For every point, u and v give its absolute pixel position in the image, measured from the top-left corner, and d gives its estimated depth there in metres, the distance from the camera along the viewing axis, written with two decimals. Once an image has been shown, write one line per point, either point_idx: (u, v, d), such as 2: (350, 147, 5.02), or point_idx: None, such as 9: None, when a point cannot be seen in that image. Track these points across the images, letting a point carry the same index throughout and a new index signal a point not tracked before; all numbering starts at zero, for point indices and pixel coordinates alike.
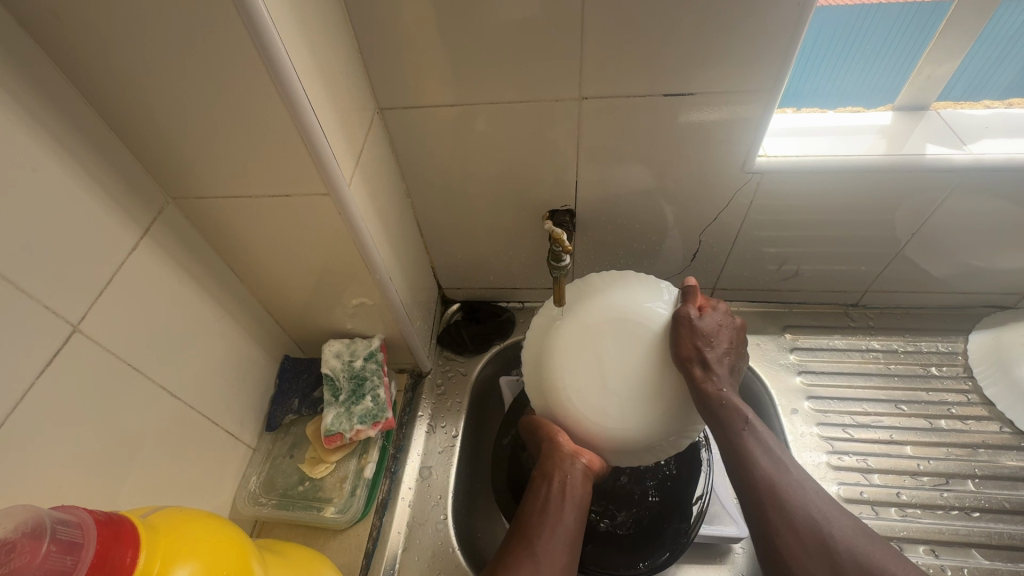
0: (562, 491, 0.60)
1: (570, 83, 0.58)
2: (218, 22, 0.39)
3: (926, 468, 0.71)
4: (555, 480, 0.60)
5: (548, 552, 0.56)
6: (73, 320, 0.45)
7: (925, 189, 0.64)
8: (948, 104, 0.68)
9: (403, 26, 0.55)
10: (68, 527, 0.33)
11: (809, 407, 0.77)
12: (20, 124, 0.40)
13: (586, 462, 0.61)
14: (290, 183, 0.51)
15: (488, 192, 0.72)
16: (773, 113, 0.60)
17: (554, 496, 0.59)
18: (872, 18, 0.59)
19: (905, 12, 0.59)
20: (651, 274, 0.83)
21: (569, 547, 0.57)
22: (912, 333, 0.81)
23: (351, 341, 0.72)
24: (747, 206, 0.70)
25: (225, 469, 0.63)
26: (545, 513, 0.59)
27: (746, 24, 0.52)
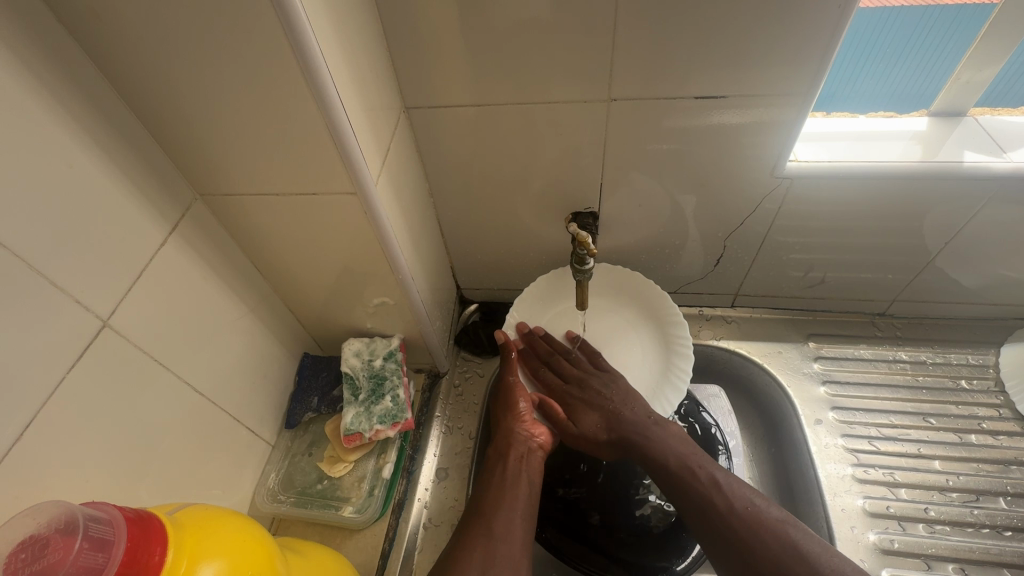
0: (519, 465, 0.66)
1: (599, 84, 0.57)
2: (252, 17, 0.39)
3: (955, 484, 0.69)
4: (513, 455, 0.67)
5: (508, 518, 0.60)
6: (103, 315, 0.45)
7: (960, 198, 0.63)
8: (985, 110, 0.66)
9: (432, 23, 0.54)
10: (100, 524, 0.34)
11: (834, 418, 0.75)
12: (55, 118, 0.40)
13: (541, 441, 0.70)
14: (317, 181, 0.51)
15: (512, 193, 0.71)
16: (806, 117, 0.58)
17: (513, 468, 0.65)
18: (895, 21, 0.57)
19: (927, 14, 0.57)
20: (672, 279, 0.82)
21: (527, 518, 0.62)
22: (940, 345, 0.79)
23: (370, 340, 0.71)
24: (775, 212, 0.68)
25: (244, 465, 0.64)
26: (503, 480, 0.64)
27: (782, 26, 0.50)
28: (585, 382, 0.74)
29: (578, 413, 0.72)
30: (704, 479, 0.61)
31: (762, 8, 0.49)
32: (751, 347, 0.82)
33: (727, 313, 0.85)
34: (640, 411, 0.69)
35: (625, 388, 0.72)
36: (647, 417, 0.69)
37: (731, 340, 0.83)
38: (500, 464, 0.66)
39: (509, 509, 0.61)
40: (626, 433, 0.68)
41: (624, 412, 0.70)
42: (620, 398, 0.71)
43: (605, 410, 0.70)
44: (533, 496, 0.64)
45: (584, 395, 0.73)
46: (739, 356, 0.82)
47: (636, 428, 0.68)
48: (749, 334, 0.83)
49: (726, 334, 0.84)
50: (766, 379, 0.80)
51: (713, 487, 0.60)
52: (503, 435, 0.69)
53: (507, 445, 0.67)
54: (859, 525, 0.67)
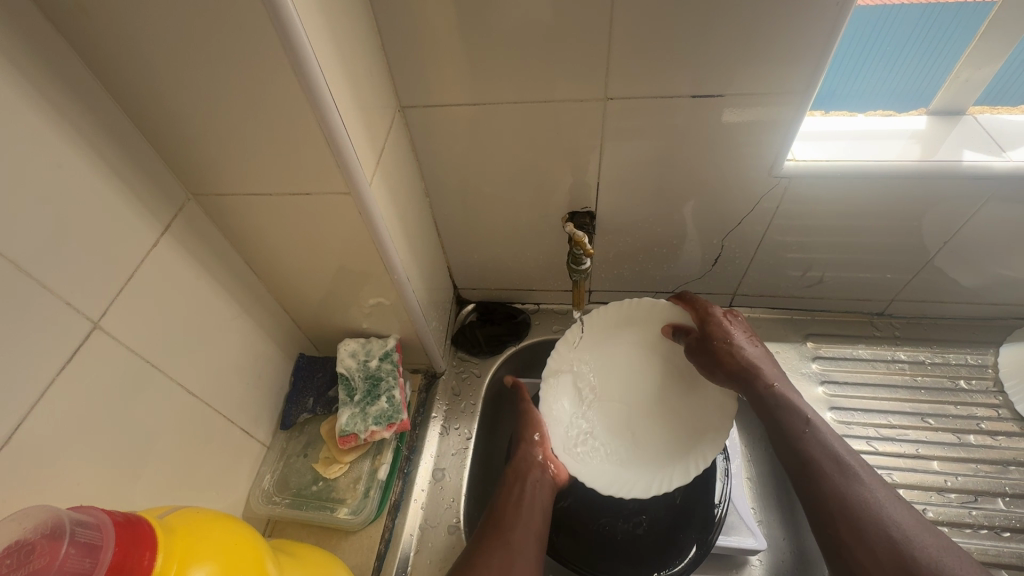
0: (534, 488, 0.64)
1: (596, 82, 0.57)
2: (243, 15, 0.38)
3: (954, 485, 0.69)
4: (528, 478, 0.65)
5: (522, 541, 0.58)
6: (93, 316, 0.44)
7: (959, 197, 0.62)
8: (984, 108, 0.66)
9: (427, 21, 0.54)
10: (86, 529, 0.33)
11: (832, 418, 0.75)
12: (44, 117, 0.39)
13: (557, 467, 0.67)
14: (310, 180, 0.50)
15: (508, 192, 0.71)
16: (805, 115, 0.58)
17: (527, 490, 0.64)
18: (892, 22, 0.57)
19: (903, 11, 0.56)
20: (669, 278, 0.82)
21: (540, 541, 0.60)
22: (939, 344, 0.79)
23: (366, 340, 0.71)
24: (773, 210, 0.68)
25: (239, 467, 0.63)
26: (518, 501, 0.62)
27: (781, 22, 0.50)
28: (722, 326, 0.64)
29: (703, 341, 0.64)
30: (837, 444, 0.54)
31: (760, 6, 0.49)
32: None
33: None
34: (758, 357, 0.62)
35: (758, 339, 0.65)
36: (775, 368, 0.62)
37: None
38: (514, 485, 0.64)
39: (521, 533, 0.59)
40: (734, 376, 0.61)
41: (751, 361, 0.61)
42: (754, 346, 0.63)
43: (732, 356, 0.62)
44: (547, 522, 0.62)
45: (717, 336, 0.63)
46: None
47: (751, 372, 0.60)
48: None
49: None
50: None
51: (843, 455, 0.53)
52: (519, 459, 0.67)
53: (523, 468, 0.66)
54: None
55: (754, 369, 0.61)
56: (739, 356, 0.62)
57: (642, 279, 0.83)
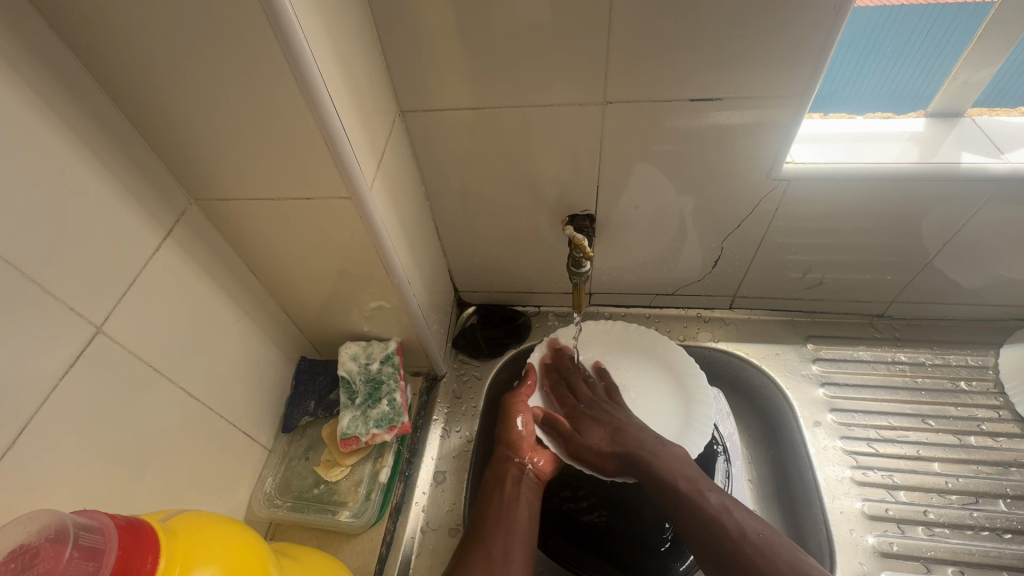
0: (517, 488, 0.66)
1: (595, 85, 0.57)
2: (244, 21, 0.38)
3: (955, 486, 0.69)
4: (509, 480, 0.67)
5: (506, 542, 0.61)
6: (96, 321, 0.45)
7: (957, 199, 0.63)
8: (983, 110, 0.66)
9: (427, 26, 0.54)
10: (90, 533, 0.33)
11: (832, 420, 0.75)
12: (46, 123, 0.39)
13: (537, 466, 0.69)
14: (311, 185, 0.51)
15: (507, 195, 0.71)
16: (803, 118, 0.58)
17: (510, 494, 0.65)
18: (893, 24, 0.57)
19: (897, 15, 0.57)
20: (670, 280, 0.82)
21: (527, 544, 0.62)
22: (939, 346, 0.79)
23: (367, 343, 0.71)
24: (772, 212, 0.68)
25: (241, 470, 0.63)
26: (501, 507, 0.64)
27: (777, 25, 0.50)
28: (596, 402, 0.73)
29: (583, 423, 0.71)
30: (712, 503, 0.60)
31: (757, 10, 0.49)
32: (750, 349, 0.82)
33: (725, 315, 0.85)
34: (642, 432, 0.68)
35: (630, 416, 0.71)
36: (654, 440, 0.67)
37: (729, 342, 0.83)
38: (497, 491, 0.66)
39: (507, 539, 0.61)
40: (630, 452, 0.66)
41: (632, 426, 0.69)
42: (631, 421, 0.70)
43: (614, 428, 0.69)
44: (531, 522, 0.64)
45: (591, 411, 0.72)
46: (738, 357, 0.82)
47: (643, 446, 0.66)
48: (747, 336, 0.83)
49: (724, 335, 0.83)
50: (764, 381, 0.80)
51: (722, 510, 0.59)
52: (500, 462, 0.69)
53: (503, 471, 0.68)
54: (858, 528, 0.67)
55: (648, 447, 0.66)
56: (621, 429, 0.69)
57: (642, 282, 0.83)
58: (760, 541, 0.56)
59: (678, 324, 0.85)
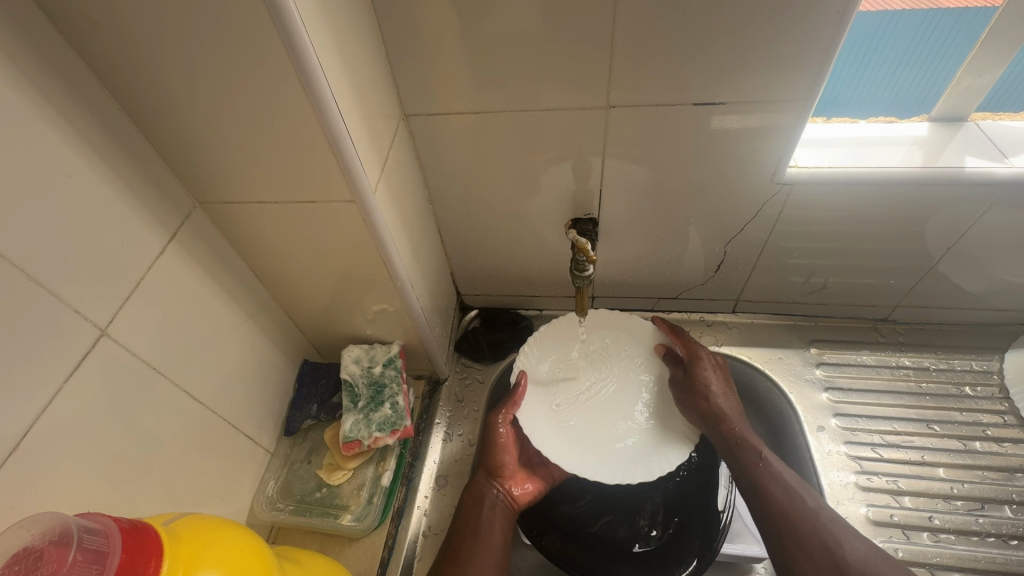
0: (492, 515, 0.65)
1: (598, 90, 0.57)
2: (250, 24, 0.39)
3: (960, 492, 0.68)
4: (486, 505, 0.66)
5: (479, 570, 0.59)
6: (101, 324, 0.45)
7: (962, 203, 0.62)
8: (986, 114, 0.66)
9: (431, 30, 0.54)
10: (94, 536, 0.33)
11: (836, 425, 0.74)
12: (52, 126, 0.40)
13: (513, 492, 0.68)
14: (316, 188, 0.51)
15: (510, 199, 0.71)
16: (807, 122, 0.58)
17: (486, 517, 0.65)
18: (892, 26, 0.58)
19: (901, 17, 0.57)
20: (673, 284, 0.82)
21: (499, 571, 0.61)
22: (943, 350, 0.78)
23: (370, 346, 0.71)
24: (776, 216, 0.68)
25: (243, 473, 0.63)
26: (478, 530, 0.63)
27: (780, 30, 0.50)
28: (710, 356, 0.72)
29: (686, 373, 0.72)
30: (791, 479, 0.60)
31: (761, 15, 0.49)
32: (753, 353, 0.81)
33: (728, 319, 0.85)
34: (727, 399, 0.68)
35: (734, 387, 0.71)
36: (740, 415, 0.68)
37: (732, 346, 0.82)
38: (473, 514, 0.65)
39: (482, 562, 0.60)
40: (708, 413, 0.67)
41: (716, 390, 0.69)
42: (728, 388, 0.70)
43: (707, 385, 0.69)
44: (504, 548, 0.63)
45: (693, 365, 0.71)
46: (741, 362, 0.81)
47: (721, 412, 0.67)
48: (749, 340, 0.82)
49: (727, 339, 0.83)
50: (767, 386, 0.80)
51: (800, 488, 0.59)
52: (477, 485, 0.67)
53: (481, 495, 0.67)
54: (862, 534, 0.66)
55: (720, 410, 0.67)
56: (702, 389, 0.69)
57: (645, 285, 0.83)
58: (837, 521, 0.56)
59: (681, 328, 0.85)
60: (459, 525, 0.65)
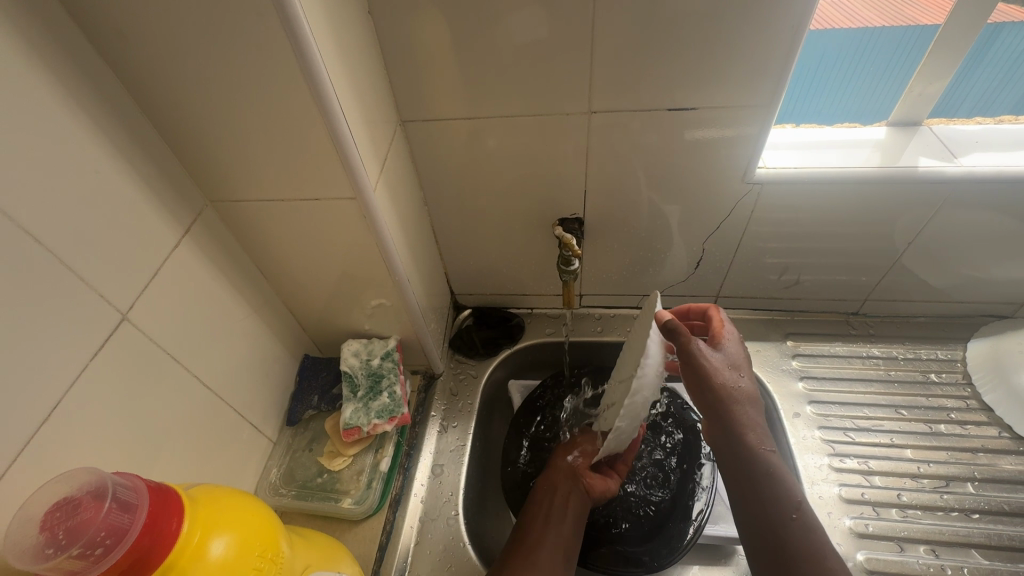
0: (565, 503, 0.67)
1: (581, 97, 0.62)
2: (263, 35, 0.43)
3: (926, 471, 0.72)
4: (561, 491, 0.68)
5: (550, 556, 0.62)
6: (121, 309, 0.48)
7: (920, 200, 0.68)
8: (940, 120, 0.72)
9: (426, 44, 0.59)
10: (126, 489, 0.36)
11: (811, 411, 0.79)
12: (82, 126, 0.44)
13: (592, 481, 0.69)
14: (320, 187, 0.55)
15: (500, 200, 0.75)
16: (772, 125, 0.63)
17: (559, 504, 0.67)
18: (853, 38, 0.65)
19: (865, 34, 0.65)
20: (657, 282, 0.86)
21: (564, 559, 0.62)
22: (911, 341, 0.83)
23: (368, 341, 0.75)
24: (749, 215, 0.73)
25: (247, 460, 0.66)
26: (549, 515, 0.66)
27: (743, 43, 0.56)
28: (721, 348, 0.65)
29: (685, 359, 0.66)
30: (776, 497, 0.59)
31: (728, 25, 0.54)
32: None
33: None
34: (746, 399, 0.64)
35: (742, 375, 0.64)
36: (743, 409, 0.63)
37: None
38: (550, 500, 0.67)
39: (549, 546, 0.63)
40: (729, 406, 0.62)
41: (744, 397, 0.63)
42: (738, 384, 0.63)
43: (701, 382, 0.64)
44: (573, 539, 0.65)
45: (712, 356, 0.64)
46: None
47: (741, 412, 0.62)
48: None
49: None
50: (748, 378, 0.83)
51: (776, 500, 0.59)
52: (555, 471, 0.70)
53: (558, 481, 0.69)
54: (835, 511, 0.70)
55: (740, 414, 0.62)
56: (714, 369, 0.62)
57: (630, 283, 0.87)
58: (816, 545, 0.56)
59: None
60: (535, 507, 0.67)
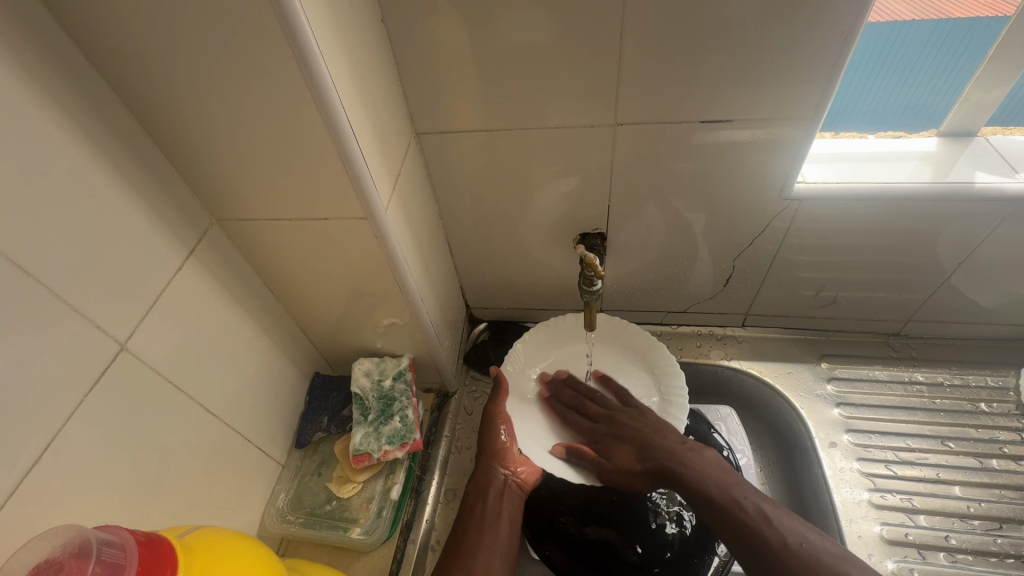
0: (498, 504, 0.67)
1: (606, 108, 0.58)
2: (267, 49, 0.40)
3: (977, 511, 0.67)
4: (492, 493, 0.67)
5: (485, 563, 0.61)
6: (121, 338, 0.46)
7: (975, 218, 0.62)
8: (997, 129, 0.66)
9: (441, 52, 0.56)
10: (111, 548, 0.35)
11: (849, 441, 0.74)
12: (79, 148, 0.41)
13: (520, 478, 0.70)
14: (329, 206, 0.52)
15: (518, 214, 0.72)
16: (814, 137, 0.58)
17: (492, 507, 0.66)
18: (906, 41, 0.59)
19: (902, 31, 0.58)
20: (682, 298, 0.81)
21: (505, 561, 0.63)
22: (958, 366, 0.77)
23: (380, 359, 0.72)
24: (784, 231, 0.68)
25: (255, 485, 0.64)
26: (481, 520, 0.65)
27: (785, 53, 0.51)
28: (614, 418, 0.72)
29: (609, 446, 0.70)
30: (748, 506, 0.59)
31: (768, 31, 0.50)
32: (763, 367, 0.81)
33: (738, 332, 0.84)
34: (670, 437, 0.68)
35: (653, 420, 0.70)
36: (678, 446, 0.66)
37: (741, 360, 0.82)
38: (480, 504, 0.66)
39: (489, 551, 0.62)
40: (649, 451, 0.67)
41: (669, 441, 0.67)
42: (649, 428, 0.69)
43: (637, 441, 0.68)
44: (511, 537, 0.65)
45: (613, 429, 0.71)
46: (752, 377, 0.81)
47: (663, 449, 0.67)
48: (760, 355, 0.82)
49: (737, 353, 0.83)
50: (780, 403, 0.79)
51: (757, 513, 0.58)
52: (481, 473, 0.69)
53: (487, 483, 0.68)
54: (877, 553, 0.65)
55: (670, 453, 0.66)
56: (644, 434, 0.69)
57: (654, 299, 0.83)
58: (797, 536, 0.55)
59: (691, 342, 0.85)
60: (466, 512, 0.66)
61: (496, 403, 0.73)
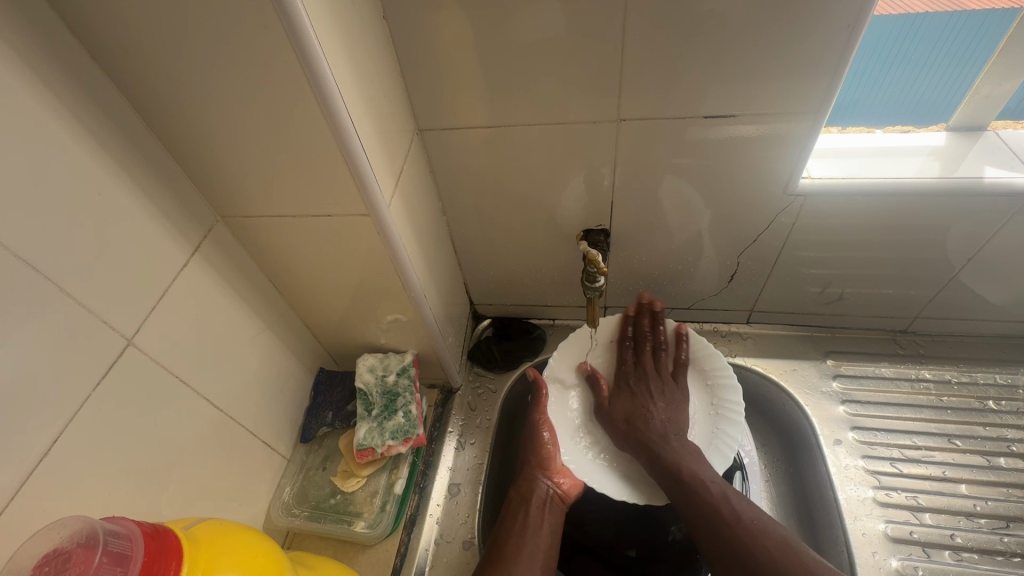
0: (541, 513, 0.66)
1: (609, 103, 0.58)
2: (269, 46, 0.40)
3: (983, 510, 0.67)
4: (535, 502, 0.67)
5: (528, 568, 0.60)
6: (127, 333, 0.47)
7: (985, 213, 0.61)
8: (1007, 123, 0.66)
9: (443, 48, 0.56)
10: (118, 539, 0.35)
11: (854, 438, 0.73)
12: (84, 145, 0.42)
13: (563, 490, 0.69)
14: (332, 203, 0.52)
15: (521, 211, 0.72)
16: (819, 132, 0.58)
17: (534, 515, 0.66)
18: (918, 33, 0.57)
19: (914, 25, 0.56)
20: (687, 294, 0.81)
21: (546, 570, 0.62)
22: (966, 363, 0.77)
23: (384, 355, 0.72)
24: (789, 227, 0.68)
25: (261, 479, 0.65)
26: (524, 526, 0.64)
27: (789, 46, 0.51)
28: (648, 378, 0.72)
29: (620, 398, 0.73)
30: (712, 491, 0.61)
31: (772, 25, 0.50)
32: (767, 364, 0.80)
33: (743, 329, 0.84)
34: (667, 422, 0.69)
35: (672, 402, 0.71)
36: (671, 432, 0.68)
37: (746, 357, 0.81)
38: (522, 511, 0.66)
39: (530, 558, 0.61)
40: (645, 437, 0.68)
41: (665, 424, 0.69)
42: (660, 408, 0.70)
43: (641, 409, 0.70)
44: (552, 546, 0.64)
45: (636, 386, 0.73)
46: (756, 374, 0.80)
47: (658, 437, 0.67)
48: (764, 351, 0.81)
49: (741, 350, 0.82)
50: (784, 399, 0.78)
51: (720, 496, 0.61)
52: (525, 482, 0.69)
53: (530, 491, 0.68)
54: (881, 550, 0.65)
55: (659, 437, 0.67)
56: (649, 409, 0.70)
57: (657, 296, 0.82)
58: (755, 524, 0.58)
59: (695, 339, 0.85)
60: (508, 520, 0.66)
61: (537, 415, 0.73)
